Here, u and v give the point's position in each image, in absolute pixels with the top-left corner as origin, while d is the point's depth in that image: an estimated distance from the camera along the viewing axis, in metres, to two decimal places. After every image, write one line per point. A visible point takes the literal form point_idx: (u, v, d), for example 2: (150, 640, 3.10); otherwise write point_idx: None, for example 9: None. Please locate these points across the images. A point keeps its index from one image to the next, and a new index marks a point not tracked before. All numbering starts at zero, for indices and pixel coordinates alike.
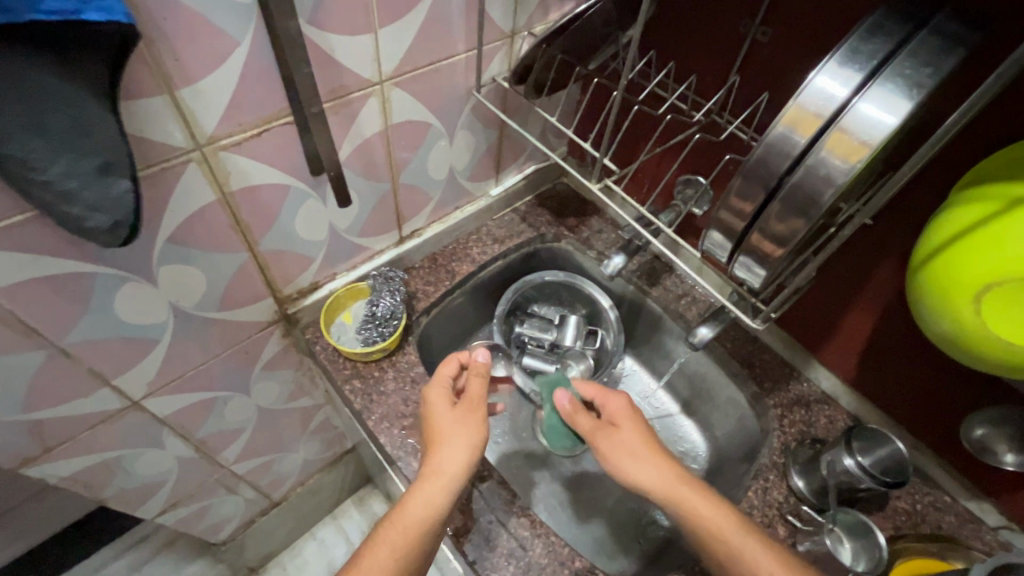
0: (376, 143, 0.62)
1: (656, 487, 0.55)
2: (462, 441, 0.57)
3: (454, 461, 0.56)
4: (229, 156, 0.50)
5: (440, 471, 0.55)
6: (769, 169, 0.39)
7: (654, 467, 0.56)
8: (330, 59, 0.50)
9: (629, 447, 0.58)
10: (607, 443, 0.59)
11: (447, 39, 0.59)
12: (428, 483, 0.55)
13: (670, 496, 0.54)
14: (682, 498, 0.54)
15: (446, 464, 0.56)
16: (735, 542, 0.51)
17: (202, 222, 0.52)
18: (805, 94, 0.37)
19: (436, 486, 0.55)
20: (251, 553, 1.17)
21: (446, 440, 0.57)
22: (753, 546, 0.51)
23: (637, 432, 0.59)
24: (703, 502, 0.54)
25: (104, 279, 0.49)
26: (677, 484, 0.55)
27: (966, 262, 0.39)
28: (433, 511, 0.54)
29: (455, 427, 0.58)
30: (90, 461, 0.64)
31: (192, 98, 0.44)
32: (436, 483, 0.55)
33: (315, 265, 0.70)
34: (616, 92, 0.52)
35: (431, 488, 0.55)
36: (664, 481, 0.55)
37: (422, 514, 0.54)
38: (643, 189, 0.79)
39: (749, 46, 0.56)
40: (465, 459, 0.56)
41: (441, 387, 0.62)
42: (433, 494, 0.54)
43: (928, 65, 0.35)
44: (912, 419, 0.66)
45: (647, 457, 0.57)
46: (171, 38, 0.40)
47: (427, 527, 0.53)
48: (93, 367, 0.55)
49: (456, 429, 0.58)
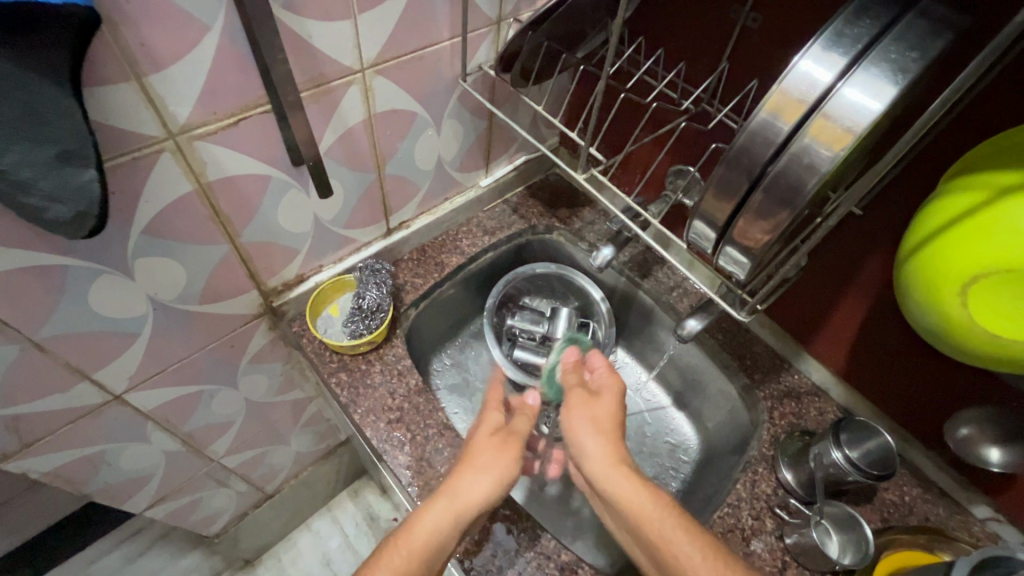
0: (359, 133, 0.61)
1: (594, 464, 0.55)
2: (493, 470, 0.56)
3: (472, 489, 0.55)
4: (204, 145, 0.49)
5: (461, 496, 0.55)
6: (752, 158, 0.38)
7: (597, 444, 0.56)
8: (307, 45, 0.49)
9: (595, 416, 0.59)
10: (577, 406, 0.61)
11: (430, 26, 0.58)
12: (440, 504, 0.54)
13: (601, 474, 0.55)
14: (618, 492, 0.53)
15: (469, 493, 0.55)
16: (675, 548, 0.49)
17: (178, 213, 0.51)
18: (788, 79, 0.36)
19: (449, 502, 0.54)
20: (245, 545, 1.18)
21: (474, 462, 0.57)
22: (694, 552, 0.49)
23: (610, 411, 0.60)
24: (648, 504, 0.51)
25: (77, 271, 0.48)
26: (612, 468, 0.54)
27: (948, 254, 0.38)
28: (437, 536, 0.53)
29: (490, 455, 0.58)
30: (73, 455, 0.64)
31: (162, 86, 0.43)
32: (450, 504, 0.54)
33: (300, 257, 0.69)
34: (601, 79, 0.50)
35: (442, 510, 0.54)
36: (601, 463, 0.55)
37: (431, 531, 0.53)
38: (634, 179, 0.78)
39: (739, 32, 0.55)
40: (485, 492, 0.55)
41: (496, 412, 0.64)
42: (446, 514, 0.54)
43: (915, 49, 0.34)
44: (902, 410, 0.66)
45: (601, 432, 0.57)
46: (135, 23, 0.39)
47: (437, 542, 0.53)
48: (69, 361, 0.54)
49: (490, 458, 0.57)
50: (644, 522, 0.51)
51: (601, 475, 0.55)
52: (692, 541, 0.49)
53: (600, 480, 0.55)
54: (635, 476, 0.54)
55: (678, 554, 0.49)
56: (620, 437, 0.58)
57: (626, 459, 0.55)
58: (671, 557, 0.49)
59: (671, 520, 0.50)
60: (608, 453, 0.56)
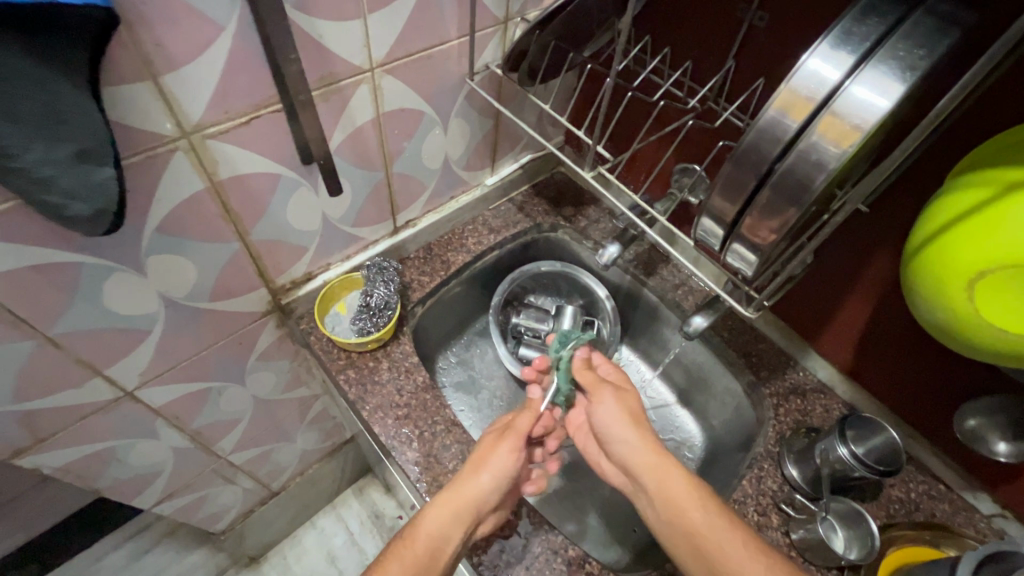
0: (368, 132, 0.61)
1: (640, 458, 0.58)
2: (491, 466, 0.57)
3: (471, 487, 0.55)
4: (217, 144, 0.49)
5: (462, 493, 0.55)
6: (760, 155, 0.39)
7: (639, 440, 0.59)
8: (318, 45, 0.50)
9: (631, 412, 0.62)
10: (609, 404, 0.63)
11: (439, 26, 0.58)
12: (443, 502, 0.55)
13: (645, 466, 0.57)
14: (663, 485, 0.55)
15: (469, 491, 0.55)
16: (713, 536, 0.51)
17: (191, 212, 0.52)
18: (797, 77, 0.36)
19: (448, 496, 0.55)
20: (251, 542, 1.18)
21: (474, 461, 0.58)
22: (730, 536, 0.50)
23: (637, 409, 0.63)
24: (690, 494, 0.54)
25: (91, 268, 0.49)
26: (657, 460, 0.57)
27: (957, 248, 0.39)
28: (442, 535, 0.53)
29: (490, 452, 0.59)
30: (85, 451, 0.65)
31: (176, 85, 0.43)
32: (449, 501, 0.55)
33: (308, 256, 0.69)
34: (609, 78, 0.50)
35: (445, 507, 0.54)
36: (648, 458, 0.58)
37: (432, 527, 0.53)
38: (640, 177, 0.78)
39: (746, 31, 0.55)
40: (483, 489, 0.55)
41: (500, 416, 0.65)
42: (446, 512, 0.54)
43: (922, 47, 0.34)
44: (907, 406, 0.66)
45: (635, 426, 0.60)
46: (151, 23, 0.39)
47: (441, 539, 0.53)
48: (83, 357, 0.55)
49: (488, 455, 0.58)
50: (681, 513, 0.53)
51: (643, 465, 0.57)
52: (726, 525, 0.51)
53: (645, 475, 0.57)
54: (676, 465, 0.56)
55: (715, 539, 0.51)
56: (648, 427, 0.61)
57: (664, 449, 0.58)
58: (711, 546, 0.50)
59: (708, 506, 0.53)
60: (649, 446, 0.59)
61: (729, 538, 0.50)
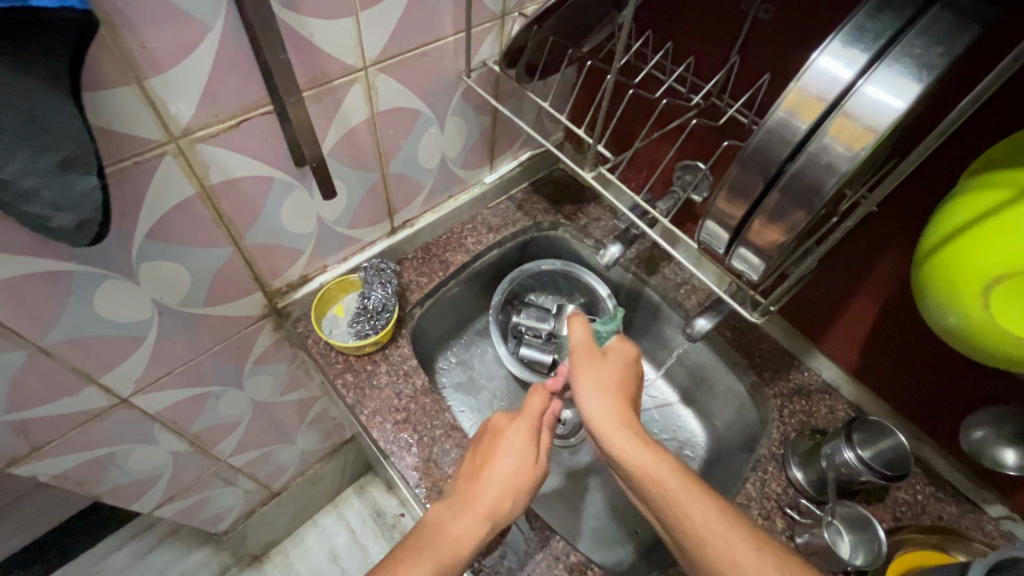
0: (363, 132, 0.60)
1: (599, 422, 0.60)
2: (507, 472, 0.57)
3: (492, 495, 0.55)
4: (206, 149, 0.48)
5: (479, 499, 0.55)
6: (768, 158, 0.37)
7: (603, 410, 0.60)
8: (308, 44, 0.48)
9: (598, 378, 0.63)
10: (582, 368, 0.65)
11: (434, 22, 0.57)
12: (467, 509, 0.55)
13: (604, 431, 0.59)
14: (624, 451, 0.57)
15: (487, 496, 0.55)
16: (681, 503, 0.51)
17: (181, 217, 0.51)
18: (807, 76, 0.35)
19: (478, 519, 0.54)
20: (253, 541, 1.18)
21: (496, 476, 0.57)
22: (697, 506, 0.51)
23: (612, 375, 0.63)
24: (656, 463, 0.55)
25: (81, 277, 0.48)
26: (616, 430, 0.59)
27: (971, 253, 0.37)
28: (467, 541, 0.53)
29: (501, 455, 0.58)
30: (82, 458, 0.64)
31: (162, 88, 0.42)
32: (478, 517, 0.54)
33: (304, 259, 0.68)
34: (610, 75, 0.48)
35: (469, 515, 0.54)
36: (609, 421, 0.59)
37: (459, 542, 0.53)
38: (641, 176, 0.77)
39: (751, 24, 0.54)
40: (505, 496, 0.55)
41: (518, 421, 0.61)
42: (475, 524, 0.54)
43: (939, 45, 0.33)
44: (914, 408, 0.65)
45: (608, 397, 0.61)
46: (134, 24, 0.38)
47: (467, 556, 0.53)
48: (76, 366, 0.54)
49: (514, 476, 0.57)
50: (651, 477, 0.54)
51: (609, 431, 0.59)
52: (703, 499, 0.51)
53: (605, 442, 0.59)
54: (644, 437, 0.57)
55: (684, 508, 0.51)
56: (625, 397, 0.62)
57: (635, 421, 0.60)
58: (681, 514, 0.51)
59: (674, 476, 0.53)
60: (616, 414, 0.60)
61: (694, 507, 0.51)
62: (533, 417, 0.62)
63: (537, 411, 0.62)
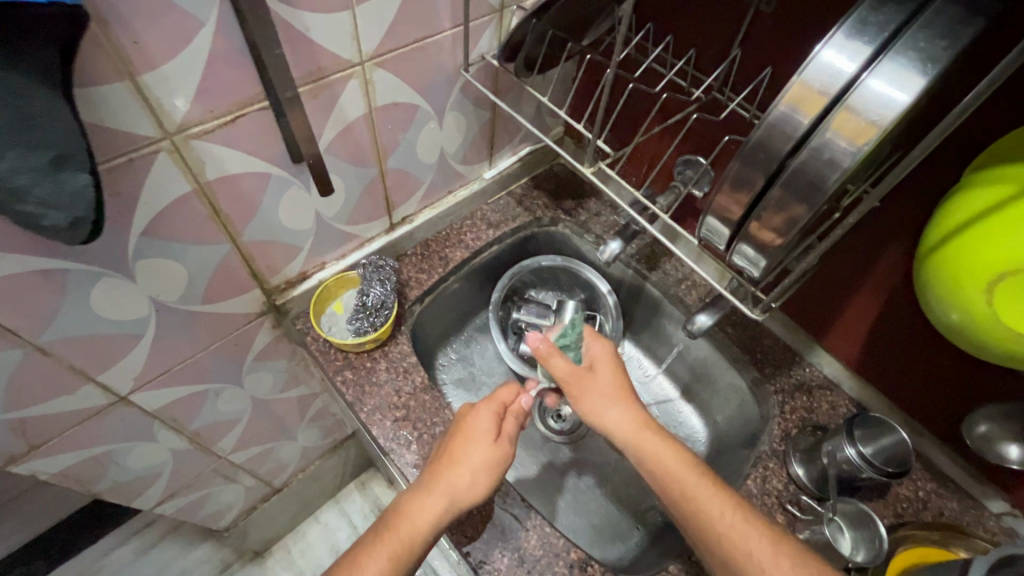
0: (360, 128, 0.59)
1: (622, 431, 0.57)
2: (472, 462, 0.56)
3: (454, 482, 0.55)
4: (202, 145, 0.47)
5: (444, 486, 0.55)
6: (769, 152, 0.37)
7: (623, 413, 0.58)
8: (304, 39, 0.48)
9: (603, 391, 0.59)
10: (585, 387, 0.60)
11: (431, 15, 0.56)
12: (431, 494, 0.54)
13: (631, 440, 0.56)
14: (649, 450, 0.55)
15: (450, 482, 0.55)
16: (700, 503, 0.52)
17: (177, 214, 0.50)
18: (809, 69, 0.34)
19: (439, 503, 0.54)
20: (256, 537, 1.19)
21: (460, 466, 0.56)
22: (716, 509, 0.51)
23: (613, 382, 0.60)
24: (676, 462, 0.54)
25: (77, 275, 0.47)
26: (642, 432, 0.56)
27: (976, 249, 0.37)
28: (432, 524, 0.54)
29: (465, 445, 0.57)
30: (81, 456, 0.64)
31: (156, 84, 0.41)
32: (441, 500, 0.54)
33: (302, 255, 0.68)
34: (610, 69, 0.47)
35: (432, 500, 0.54)
36: (630, 428, 0.57)
37: (425, 527, 0.53)
38: (642, 171, 0.76)
39: (752, 16, 0.53)
40: (467, 486, 0.55)
41: (486, 411, 0.60)
42: (438, 508, 0.54)
43: (944, 37, 0.32)
44: (917, 404, 0.65)
45: (624, 405, 0.58)
46: (126, 19, 0.37)
47: (431, 536, 0.54)
48: (74, 364, 0.54)
49: (484, 460, 0.57)
50: (671, 478, 0.54)
51: (634, 438, 0.56)
52: (721, 502, 0.52)
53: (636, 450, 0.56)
54: (664, 436, 0.56)
55: (703, 510, 0.51)
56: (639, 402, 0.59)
57: (653, 420, 0.57)
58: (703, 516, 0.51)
59: (696, 478, 0.53)
60: (635, 422, 0.57)
61: (715, 510, 0.51)
62: (497, 404, 0.61)
63: (503, 401, 0.62)
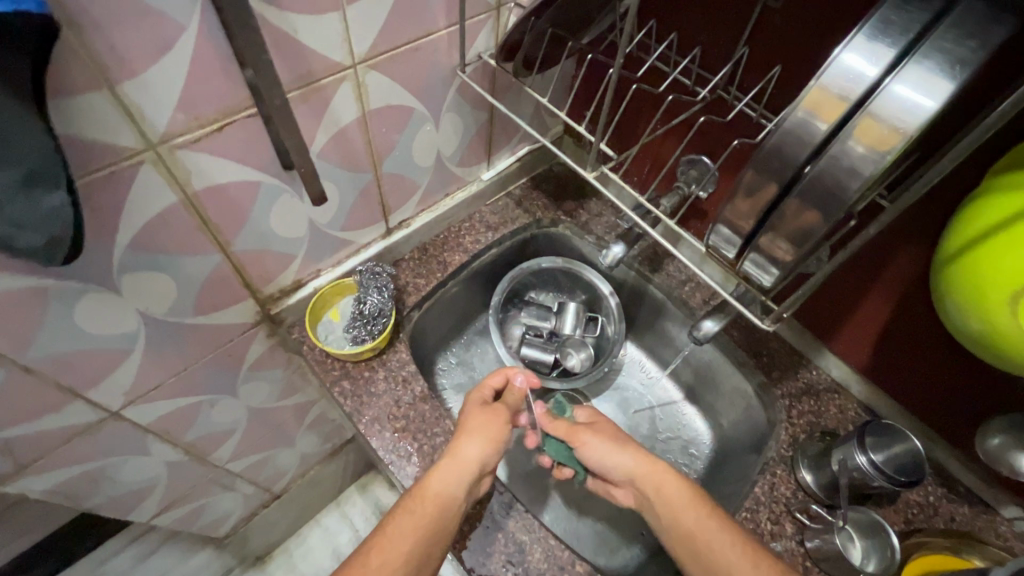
0: (353, 132, 0.57)
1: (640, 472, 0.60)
2: (483, 431, 0.59)
3: (466, 451, 0.57)
4: (188, 154, 0.45)
5: (458, 456, 0.56)
6: (784, 160, 0.35)
7: (631, 455, 0.61)
8: (293, 41, 0.45)
9: (607, 438, 0.63)
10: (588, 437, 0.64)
11: (426, 14, 0.54)
12: (446, 463, 0.56)
13: (647, 478, 0.59)
14: (661, 486, 0.58)
15: (465, 451, 0.57)
16: (709, 535, 0.53)
17: (163, 226, 0.48)
18: (829, 73, 0.32)
19: (454, 470, 0.55)
20: (256, 542, 1.18)
21: (470, 436, 0.58)
22: (727, 541, 0.52)
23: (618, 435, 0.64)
24: (684, 499, 0.56)
25: (61, 291, 0.46)
26: (654, 473, 0.59)
27: (998, 260, 0.35)
28: (449, 492, 0.54)
29: (472, 419, 0.61)
30: (72, 472, 0.62)
31: (136, 92, 0.39)
32: (454, 467, 0.56)
33: (296, 263, 0.66)
34: (613, 69, 0.45)
35: (447, 468, 0.55)
36: (641, 467, 0.60)
37: (441, 494, 0.54)
38: (644, 171, 0.74)
39: (760, 12, 0.51)
40: (478, 453, 0.57)
41: (480, 395, 0.65)
42: (452, 474, 0.55)
43: (973, 37, 0.30)
44: (929, 410, 0.63)
45: (631, 447, 0.62)
46: (102, 24, 0.35)
47: (449, 505, 0.54)
48: (61, 382, 0.52)
49: (489, 429, 0.59)
50: (679, 515, 0.55)
51: (647, 473, 0.59)
52: (731, 537, 0.53)
53: (647, 483, 0.59)
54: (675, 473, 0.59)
55: (712, 542, 0.52)
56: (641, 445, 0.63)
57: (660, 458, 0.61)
58: (715, 555, 0.52)
59: (704, 512, 0.55)
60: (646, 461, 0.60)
61: (727, 545, 0.52)
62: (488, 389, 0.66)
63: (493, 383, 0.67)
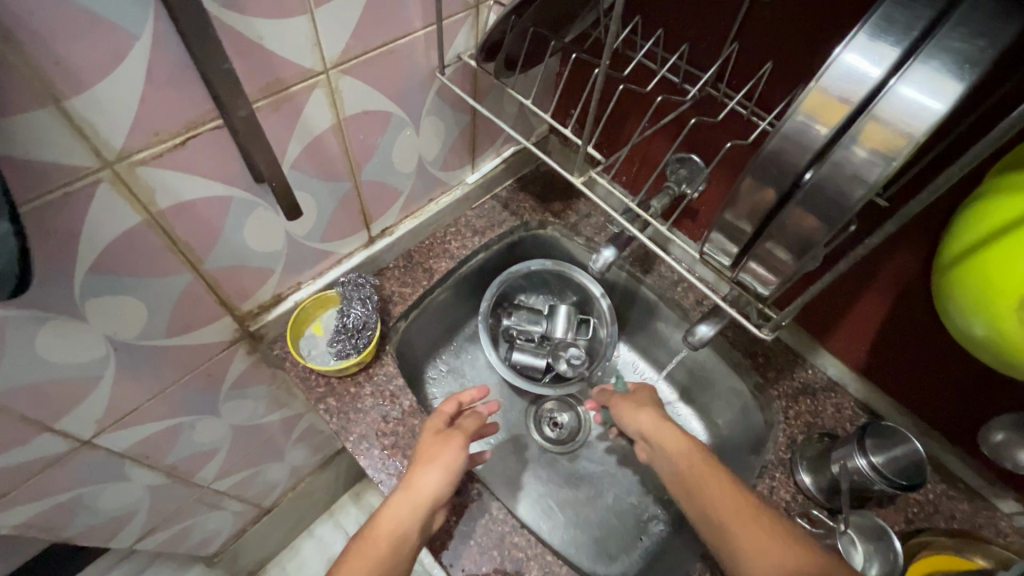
0: (329, 140, 0.55)
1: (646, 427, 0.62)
2: (437, 458, 0.56)
3: (417, 482, 0.55)
4: (149, 171, 0.42)
5: (411, 488, 0.54)
6: (783, 165, 0.33)
7: (644, 414, 0.63)
8: (258, 48, 0.43)
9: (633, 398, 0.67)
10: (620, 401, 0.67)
11: (400, 14, 0.51)
12: (399, 498, 0.54)
13: (651, 432, 0.62)
14: (664, 439, 0.60)
15: (418, 483, 0.55)
16: (702, 464, 0.56)
17: (127, 248, 0.45)
18: (829, 73, 0.30)
19: (407, 504, 0.53)
20: (248, 557, 1.15)
21: (424, 464, 0.56)
22: (716, 471, 0.55)
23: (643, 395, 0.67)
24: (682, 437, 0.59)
25: (18, 321, 0.43)
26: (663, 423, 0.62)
27: (1004, 263, 0.34)
28: (403, 528, 0.52)
29: (425, 446, 0.58)
30: (45, 505, 0.59)
31: (88, 108, 0.36)
32: (407, 500, 0.53)
33: (274, 278, 0.63)
34: (598, 69, 0.42)
35: (401, 503, 0.53)
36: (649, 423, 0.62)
37: (395, 530, 0.52)
38: (633, 170, 0.72)
39: (749, 6, 0.49)
40: (431, 482, 0.54)
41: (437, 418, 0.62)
42: (405, 508, 0.53)
43: (983, 34, 0.28)
44: (927, 407, 0.62)
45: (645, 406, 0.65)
46: (43, 37, 0.32)
47: (404, 541, 0.52)
48: (25, 414, 0.49)
49: (442, 453, 0.57)
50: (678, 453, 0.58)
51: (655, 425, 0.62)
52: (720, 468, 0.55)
53: (652, 433, 0.62)
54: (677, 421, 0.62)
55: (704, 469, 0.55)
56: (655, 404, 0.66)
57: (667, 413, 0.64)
58: (706, 484, 0.54)
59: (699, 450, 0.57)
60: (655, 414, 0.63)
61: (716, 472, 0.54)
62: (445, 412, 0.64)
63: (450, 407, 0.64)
